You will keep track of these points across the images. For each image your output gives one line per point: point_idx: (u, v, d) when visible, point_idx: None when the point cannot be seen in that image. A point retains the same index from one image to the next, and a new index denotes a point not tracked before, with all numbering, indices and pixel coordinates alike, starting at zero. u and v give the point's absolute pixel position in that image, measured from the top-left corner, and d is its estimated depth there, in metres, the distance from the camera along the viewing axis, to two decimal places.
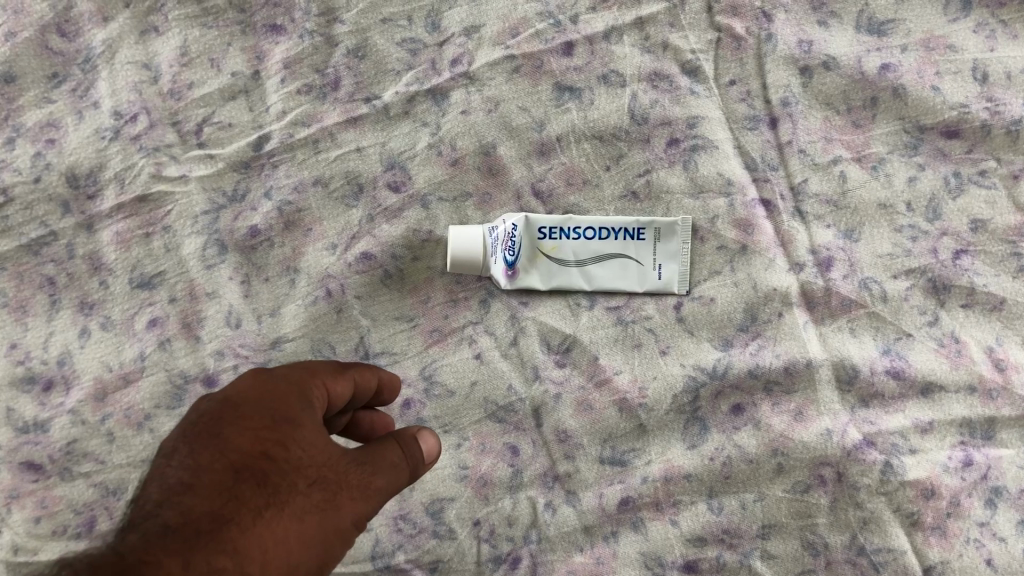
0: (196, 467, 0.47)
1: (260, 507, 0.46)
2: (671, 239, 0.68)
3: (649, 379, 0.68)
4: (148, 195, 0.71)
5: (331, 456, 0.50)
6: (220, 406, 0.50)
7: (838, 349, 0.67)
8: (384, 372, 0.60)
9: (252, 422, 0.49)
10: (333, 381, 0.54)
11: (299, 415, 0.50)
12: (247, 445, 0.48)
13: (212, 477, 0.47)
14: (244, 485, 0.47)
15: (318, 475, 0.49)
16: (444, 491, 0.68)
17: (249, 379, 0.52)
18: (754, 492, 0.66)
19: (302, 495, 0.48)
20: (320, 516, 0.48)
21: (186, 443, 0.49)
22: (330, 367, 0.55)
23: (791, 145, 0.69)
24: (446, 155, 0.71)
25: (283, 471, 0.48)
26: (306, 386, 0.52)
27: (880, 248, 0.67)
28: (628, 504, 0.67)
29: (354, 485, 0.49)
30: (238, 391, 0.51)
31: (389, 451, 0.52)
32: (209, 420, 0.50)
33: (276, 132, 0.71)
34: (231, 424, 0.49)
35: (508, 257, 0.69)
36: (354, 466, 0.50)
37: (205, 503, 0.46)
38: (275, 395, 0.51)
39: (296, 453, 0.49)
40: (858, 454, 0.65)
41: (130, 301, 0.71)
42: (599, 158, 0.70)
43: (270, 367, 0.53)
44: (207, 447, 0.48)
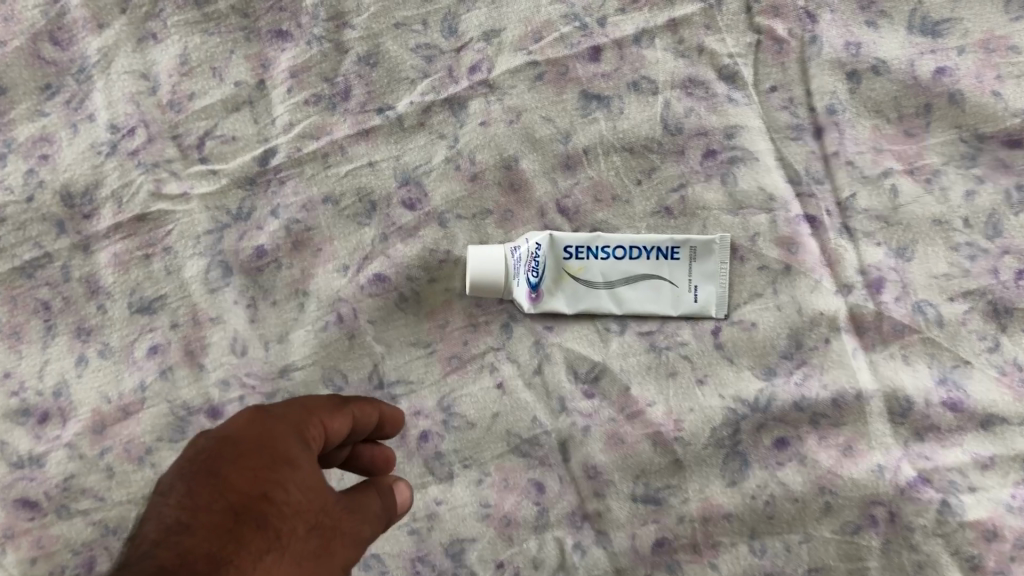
0: (195, 506, 0.42)
1: (261, 551, 0.41)
2: (707, 258, 0.63)
3: (685, 411, 0.63)
4: (147, 214, 0.67)
5: (327, 501, 0.46)
6: (217, 443, 0.45)
7: (890, 378, 0.62)
8: (386, 406, 0.56)
9: (252, 460, 0.44)
10: (330, 417, 0.49)
11: (299, 454, 0.46)
12: (245, 484, 0.43)
13: (212, 518, 0.41)
14: (245, 527, 0.42)
15: (315, 520, 0.45)
16: (465, 531, 0.64)
17: (245, 416, 0.47)
18: (800, 533, 0.61)
19: (300, 541, 0.43)
20: (316, 563, 0.44)
21: (182, 482, 0.43)
22: (328, 402, 0.50)
23: (838, 157, 0.63)
24: (464, 170, 0.66)
25: (282, 514, 0.43)
26: (303, 424, 0.47)
27: (935, 268, 0.62)
28: (664, 545, 0.62)
29: (345, 533, 0.46)
30: (235, 426, 0.46)
31: (372, 498, 0.49)
32: (206, 458, 0.45)
33: (283, 146, 0.67)
34: (229, 461, 0.44)
35: (531, 279, 0.64)
36: (345, 513, 0.47)
37: (204, 545, 0.40)
38: (274, 432, 0.46)
39: (295, 496, 0.44)
40: (913, 493, 0.60)
41: (129, 326, 0.67)
42: (629, 172, 0.65)
43: (267, 402, 0.49)
44: (205, 486, 0.43)
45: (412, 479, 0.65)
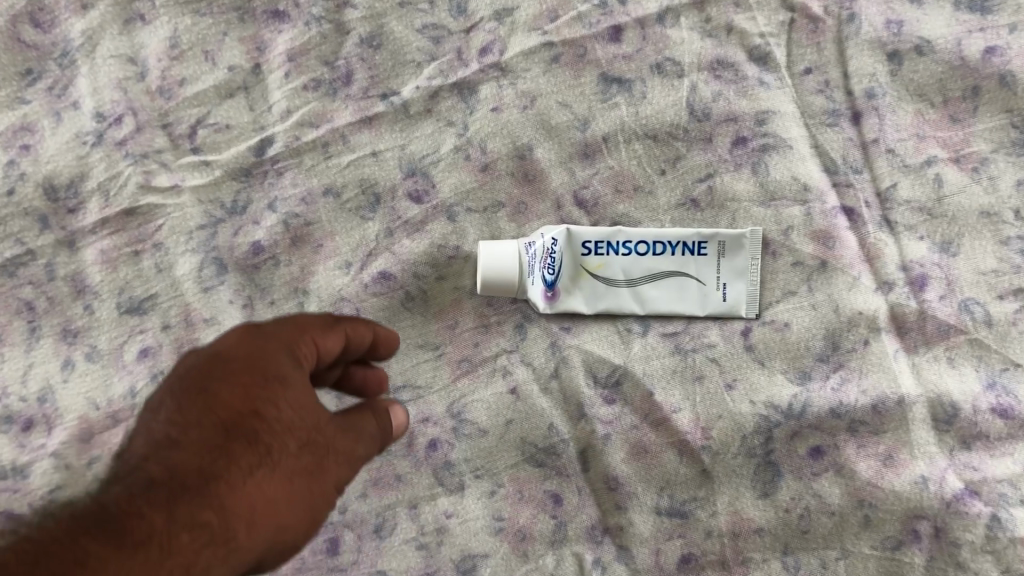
0: (185, 423, 0.41)
1: (249, 466, 0.41)
2: (737, 254, 0.59)
3: (713, 418, 0.59)
4: (136, 209, 0.63)
5: (319, 419, 0.44)
6: (208, 360, 0.44)
7: (934, 383, 0.57)
8: (380, 328, 0.51)
9: (239, 378, 0.42)
10: (322, 337, 0.46)
11: (289, 371, 0.43)
12: (233, 400, 0.42)
13: (200, 434, 0.41)
14: (233, 442, 0.41)
15: (308, 437, 0.43)
16: (477, 546, 0.60)
17: (237, 334, 0.45)
18: (837, 549, 0.57)
19: (291, 457, 0.42)
20: (308, 479, 0.42)
21: (173, 397, 0.43)
22: (319, 320, 0.47)
23: (877, 144, 0.59)
24: (475, 159, 0.62)
25: (272, 432, 0.42)
26: (294, 343, 0.45)
27: (983, 263, 0.58)
28: (690, 562, 0.58)
29: (340, 451, 0.44)
30: (224, 343, 0.44)
31: (367, 420, 0.46)
32: (197, 374, 0.43)
33: (280, 134, 0.62)
34: (219, 378, 0.42)
35: (547, 277, 0.59)
36: (339, 431, 0.44)
37: (192, 459, 0.40)
38: (262, 350, 0.44)
39: (286, 413, 0.42)
40: (959, 507, 0.56)
41: (118, 328, 0.63)
42: (652, 161, 0.61)
43: (261, 319, 0.47)
44: (193, 403, 0.42)
45: (420, 491, 0.61)
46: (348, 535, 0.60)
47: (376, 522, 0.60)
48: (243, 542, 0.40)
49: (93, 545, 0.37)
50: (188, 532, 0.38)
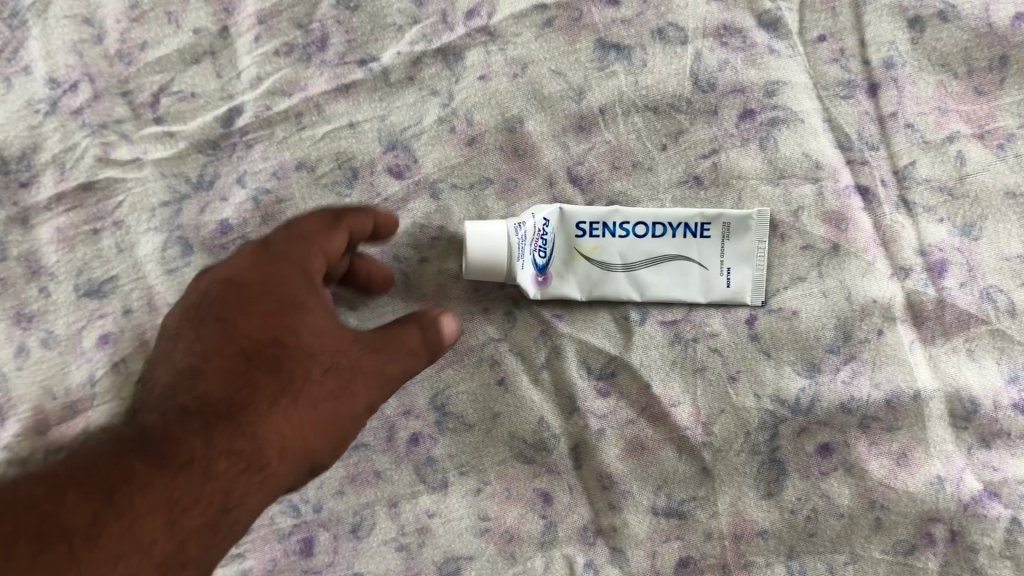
0: (206, 351, 0.44)
1: (275, 394, 0.43)
2: (743, 237, 0.54)
3: (715, 413, 0.55)
4: (94, 183, 0.58)
5: (343, 341, 0.46)
6: (222, 286, 0.46)
7: (953, 376, 0.53)
8: (379, 211, 0.51)
9: (256, 305, 0.45)
10: (327, 241, 0.48)
11: (306, 297, 0.45)
12: (255, 329, 0.44)
13: (223, 363, 0.43)
14: (257, 371, 0.43)
15: (332, 361, 0.45)
16: (461, 547, 0.56)
17: (247, 256, 0.47)
18: (846, 553, 0.53)
19: (317, 383, 0.44)
20: (334, 403, 0.44)
21: (193, 326, 0.45)
22: (322, 222, 0.48)
23: (896, 118, 0.55)
24: (461, 132, 0.57)
25: (295, 358, 0.44)
26: (306, 261, 0.47)
27: (1007, 248, 0.53)
28: (688, 566, 0.55)
29: (369, 372, 0.46)
30: (236, 267, 0.46)
31: (409, 333, 0.47)
32: (215, 301, 0.45)
33: (250, 103, 0.58)
34: (237, 306, 0.45)
35: (538, 261, 0.55)
36: (368, 351, 0.46)
37: (219, 389, 0.42)
38: (276, 274, 0.46)
39: (307, 339, 0.44)
40: (977, 510, 0.52)
41: (76, 312, 0.57)
42: (652, 135, 0.56)
43: (267, 235, 0.48)
44: (216, 331, 0.44)
45: (401, 489, 0.56)
46: (324, 535, 0.56)
47: (353, 522, 0.56)
48: (277, 467, 0.42)
49: (138, 465, 0.39)
50: (225, 457, 0.41)
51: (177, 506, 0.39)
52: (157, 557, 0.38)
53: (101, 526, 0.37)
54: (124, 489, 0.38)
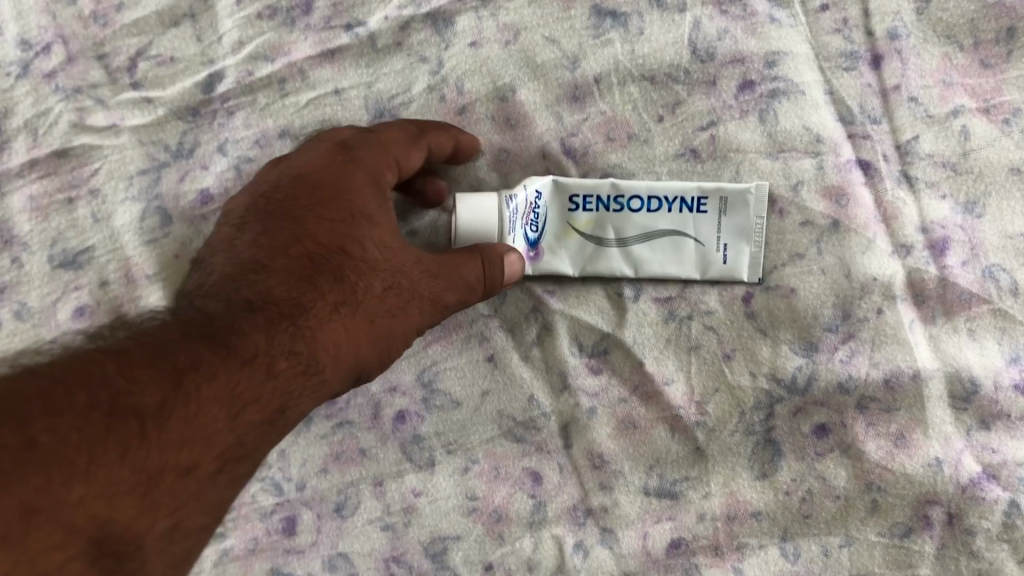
0: (274, 249, 0.46)
1: (336, 303, 0.45)
2: (741, 212, 0.53)
3: (710, 392, 0.54)
4: (69, 150, 0.55)
5: (405, 262, 0.49)
6: (295, 185, 0.49)
7: (953, 357, 0.52)
8: (462, 133, 0.53)
9: (327, 210, 0.48)
10: (405, 156, 0.50)
11: (375, 211, 0.49)
12: (324, 236, 0.47)
13: (291, 263, 0.46)
14: (321, 277, 0.45)
15: (393, 279, 0.48)
16: (448, 527, 0.55)
17: (323, 160, 0.50)
18: (841, 536, 0.52)
19: (376, 299, 0.47)
20: (390, 320, 0.47)
21: (261, 220, 0.48)
22: (403, 135, 0.51)
23: (899, 91, 0.53)
24: (451, 101, 0.55)
25: (358, 270, 0.47)
26: (377, 175, 0.50)
27: (1011, 226, 0.52)
28: (680, 547, 0.53)
29: (424, 296, 0.49)
30: (313, 170, 0.49)
31: (469, 266, 0.49)
32: (287, 201, 0.48)
33: (232, 69, 0.56)
34: (309, 210, 0.48)
35: (529, 235, 0.53)
36: (427, 274, 0.49)
37: (284, 288, 0.44)
38: (349, 184, 0.49)
39: (371, 253, 0.47)
40: (976, 492, 0.51)
41: (50, 284, 0.55)
42: (649, 106, 0.54)
43: (343, 138, 0.51)
44: (286, 231, 0.47)
45: (386, 467, 0.55)
46: (307, 514, 0.55)
47: (337, 501, 0.55)
48: (329, 374, 0.45)
49: (206, 353, 0.39)
50: (287, 358, 0.42)
51: (239, 400, 0.40)
52: (219, 447, 0.39)
53: (170, 409, 0.37)
54: (192, 375, 0.38)
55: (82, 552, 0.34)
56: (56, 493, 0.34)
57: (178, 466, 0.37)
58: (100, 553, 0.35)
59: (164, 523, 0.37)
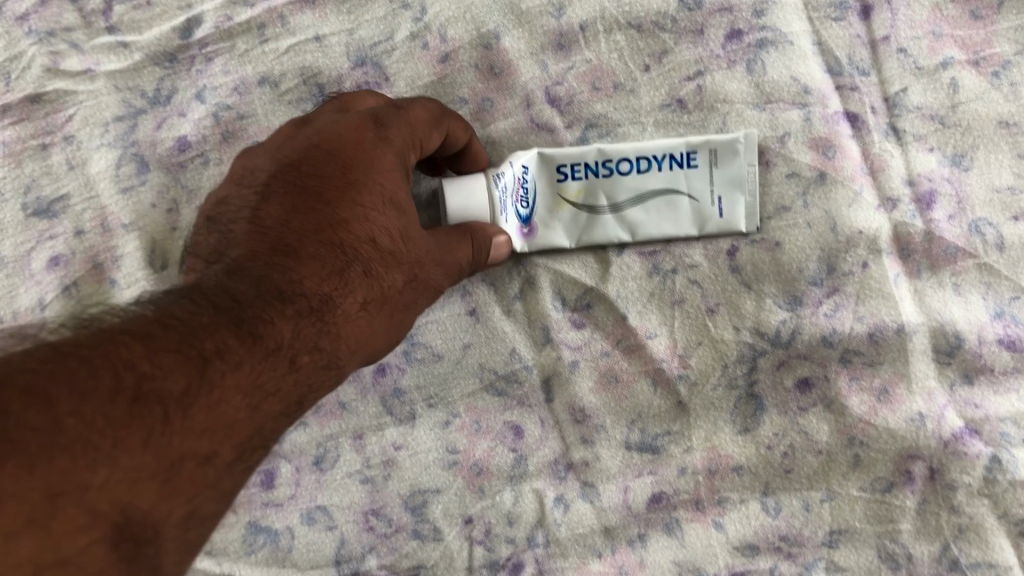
0: (303, 232, 0.43)
1: (362, 299, 0.43)
2: (732, 162, 0.51)
3: (693, 345, 0.53)
4: (42, 95, 0.54)
5: (423, 251, 0.46)
6: (327, 159, 0.45)
7: (938, 311, 0.52)
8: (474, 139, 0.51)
9: (361, 193, 0.45)
10: (427, 136, 0.48)
11: (401, 197, 0.46)
12: (355, 224, 0.44)
13: (322, 252, 0.43)
14: (352, 270, 0.43)
15: (412, 273, 0.46)
16: (427, 481, 0.54)
17: (355, 131, 0.46)
18: (822, 490, 0.52)
19: (395, 294, 0.45)
20: (402, 314, 0.46)
21: (289, 195, 0.44)
22: (429, 113, 0.48)
23: (888, 42, 0.53)
24: (434, 48, 0.54)
25: (384, 263, 0.45)
26: (407, 156, 0.47)
27: (998, 179, 0.52)
28: (661, 501, 0.53)
29: (432, 285, 0.48)
30: (345, 144, 0.46)
31: (462, 250, 0.48)
32: (317, 175, 0.45)
33: (210, 13, 0.55)
34: (339, 190, 0.44)
35: (521, 211, 0.52)
36: (437, 262, 0.47)
37: (315, 279, 0.42)
38: (380, 165, 0.45)
39: (397, 244, 0.45)
40: (959, 447, 0.50)
41: (24, 233, 0.54)
42: (636, 55, 0.54)
43: (373, 108, 0.48)
44: (317, 211, 0.44)
45: (366, 420, 0.55)
46: (286, 467, 0.55)
47: (317, 454, 0.55)
48: (345, 368, 0.43)
49: (232, 341, 0.37)
50: (311, 352, 0.40)
51: (261, 391, 0.38)
52: (239, 435, 0.37)
53: (194, 396, 0.35)
54: (216, 363, 0.36)
55: (101, 538, 0.32)
56: (80, 478, 0.31)
57: (198, 455, 0.35)
58: (120, 539, 0.32)
59: (182, 511, 0.34)
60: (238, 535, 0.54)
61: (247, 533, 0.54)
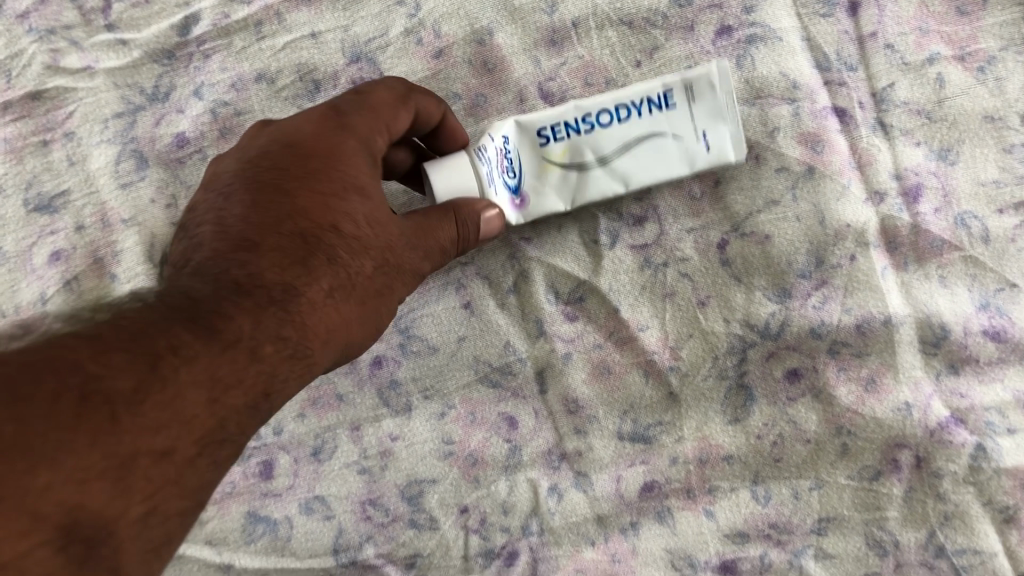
0: (264, 225, 0.43)
1: (330, 285, 0.43)
2: (711, 95, 0.47)
3: (684, 337, 0.54)
4: (43, 92, 0.55)
5: (392, 235, 0.46)
6: (285, 153, 0.45)
7: (924, 303, 0.53)
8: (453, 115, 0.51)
9: (320, 181, 0.44)
10: (394, 118, 0.48)
11: (366, 182, 0.45)
12: (316, 212, 0.44)
13: (283, 242, 0.43)
14: (315, 258, 0.43)
15: (383, 258, 0.46)
16: (423, 471, 0.55)
17: (315, 122, 0.46)
18: (811, 479, 0.52)
19: (366, 280, 0.45)
20: (378, 299, 0.46)
21: (248, 192, 0.44)
22: (393, 96, 0.48)
23: (875, 38, 0.54)
24: (428, 45, 0.55)
25: (350, 249, 0.44)
26: (370, 141, 0.47)
27: (983, 173, 0.52)
28: (653, 490, 0.54)
29: (407, 270, 0.47)
30: (303, 136, 0.46)
31: (443, 229, 0.46)
32: (276, 170, 0.45)
33: (207, 11, 0.55)
34: (298, 180, 0.44)
35: (510, 183, 0.49)
36: (412, 246, 0.47)
37: (276, 269, 0.42)
38: (341, 152, 0.45)
39: (362, 229, 0.45)
40: (945, 435, 0.51)
41: (26, 228, 0.55)
42: (627, 51, 0.54)
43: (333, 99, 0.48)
44: (276, 204, 0.44)
45: (363, 412, 0.56)
46: (284, 458, 0.56)
47: (314, 445, 0.56)
48: (318, 356, 0.43)
49: (187, 336, 0.37)
50: (274, 341, 0.40)
51: (220, 383, 0.37)
52: (199, 429, 0.37)
53: (145, 393, 0.35)
54: (170, 358, 0.36)
55: (47, 540, 0.32)
56: (21, 480, 0.31)
57: (153, 451, 0.35)
58: (68, 540, 0.32)
59: (141, 506, 0.35)
60: (238, 524, 0.55)
61: (247, 522, 0.55)
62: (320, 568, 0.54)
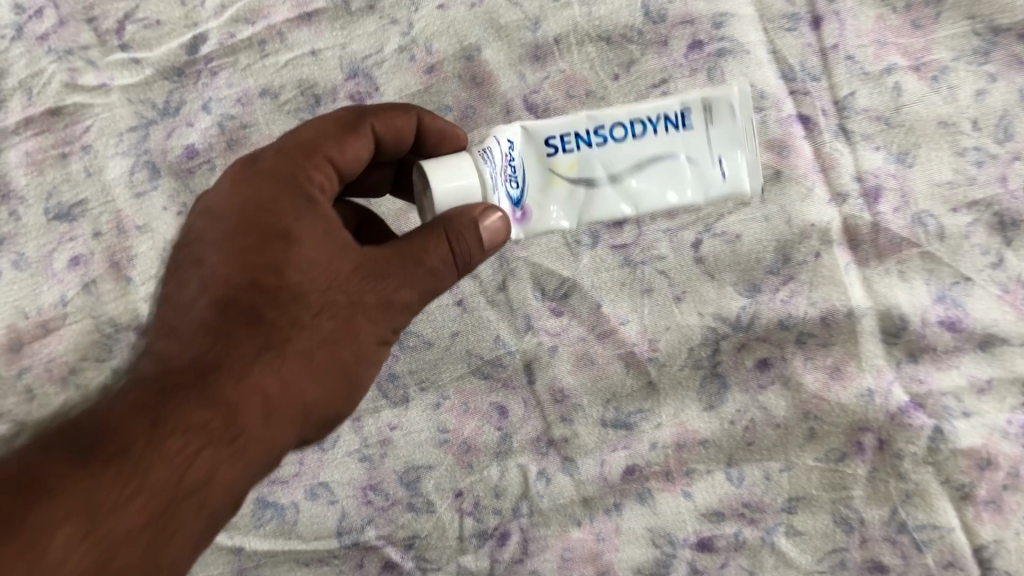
0: (189, 301, 0.44)
1: (254, 351, 0.43)
2: (728, 119, 0.47)
3: (661, 330, 0.58)
4: (62, 108, 0.59)
5: (338, 274, 0.44)
6: (208, 217, 0.46)
7: (885, 296, 0.56)
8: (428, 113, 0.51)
9: (238, 236, 0.44)
10: (338, 146, 0.48)
11: (295, 223, 0.45)
12: (238, 270, 0.44)
13: (203, 316, 0.43)
14: (235, 325, 0.43)
15: (327, 301, 0.44)
16: (420, 457, 0.59)
17: (234, 179, 0.47)
18: (781, 461, 0.56)
19: (306, 333, 0.43)
20: (331, 348, 0.44)
21: (180, 270, 0.46)
22: (333, 128, 0.48)
23: (837, 50, 0.58)
24: (421, 61, 0.59)
25: (275, 305, 0.43)
26: (305, 175, 0.46)
27: (938, 174, 0.56)
28: (634, 473, 0.58)
29: (373, 304, 0.44)
30: (222, 197, 0.47)
31: (433, 249, 0.43)
32: (202, 235, 0.46)
33: (214, 31, 0.60)
34: (218, 244, 0.45)
35: (512, 192, 0.47)
36: (371, 281, 0.44)
37: (192, 349, 0.43)
38: (264, 198, 0.45)
39: (295, 278, 0.44)
40: (904, 419, 0.55)
41: (46, 236, 0.59)
42: (606, 65, 0.58)
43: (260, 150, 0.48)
44: (199, 274, 0.45)
45: (363, 404, 0.60)
46: None
47: None
48: (259, 427, 0.42)
49: (67, 459, 0.39)
50: (179, 433, 0.41)
51: (109, 498, 0.39)
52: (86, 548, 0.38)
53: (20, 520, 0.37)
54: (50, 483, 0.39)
55: None
56: None
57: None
58: None
59: None
60: (247, 510, 0.59)
61: (255, 508, 0.59)
62: (325, 550, 0.58)
